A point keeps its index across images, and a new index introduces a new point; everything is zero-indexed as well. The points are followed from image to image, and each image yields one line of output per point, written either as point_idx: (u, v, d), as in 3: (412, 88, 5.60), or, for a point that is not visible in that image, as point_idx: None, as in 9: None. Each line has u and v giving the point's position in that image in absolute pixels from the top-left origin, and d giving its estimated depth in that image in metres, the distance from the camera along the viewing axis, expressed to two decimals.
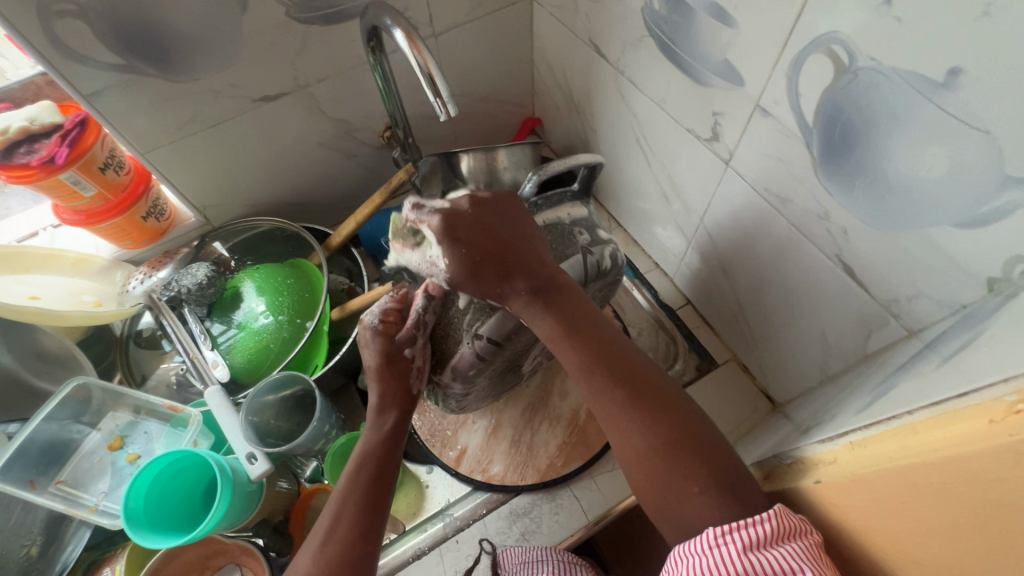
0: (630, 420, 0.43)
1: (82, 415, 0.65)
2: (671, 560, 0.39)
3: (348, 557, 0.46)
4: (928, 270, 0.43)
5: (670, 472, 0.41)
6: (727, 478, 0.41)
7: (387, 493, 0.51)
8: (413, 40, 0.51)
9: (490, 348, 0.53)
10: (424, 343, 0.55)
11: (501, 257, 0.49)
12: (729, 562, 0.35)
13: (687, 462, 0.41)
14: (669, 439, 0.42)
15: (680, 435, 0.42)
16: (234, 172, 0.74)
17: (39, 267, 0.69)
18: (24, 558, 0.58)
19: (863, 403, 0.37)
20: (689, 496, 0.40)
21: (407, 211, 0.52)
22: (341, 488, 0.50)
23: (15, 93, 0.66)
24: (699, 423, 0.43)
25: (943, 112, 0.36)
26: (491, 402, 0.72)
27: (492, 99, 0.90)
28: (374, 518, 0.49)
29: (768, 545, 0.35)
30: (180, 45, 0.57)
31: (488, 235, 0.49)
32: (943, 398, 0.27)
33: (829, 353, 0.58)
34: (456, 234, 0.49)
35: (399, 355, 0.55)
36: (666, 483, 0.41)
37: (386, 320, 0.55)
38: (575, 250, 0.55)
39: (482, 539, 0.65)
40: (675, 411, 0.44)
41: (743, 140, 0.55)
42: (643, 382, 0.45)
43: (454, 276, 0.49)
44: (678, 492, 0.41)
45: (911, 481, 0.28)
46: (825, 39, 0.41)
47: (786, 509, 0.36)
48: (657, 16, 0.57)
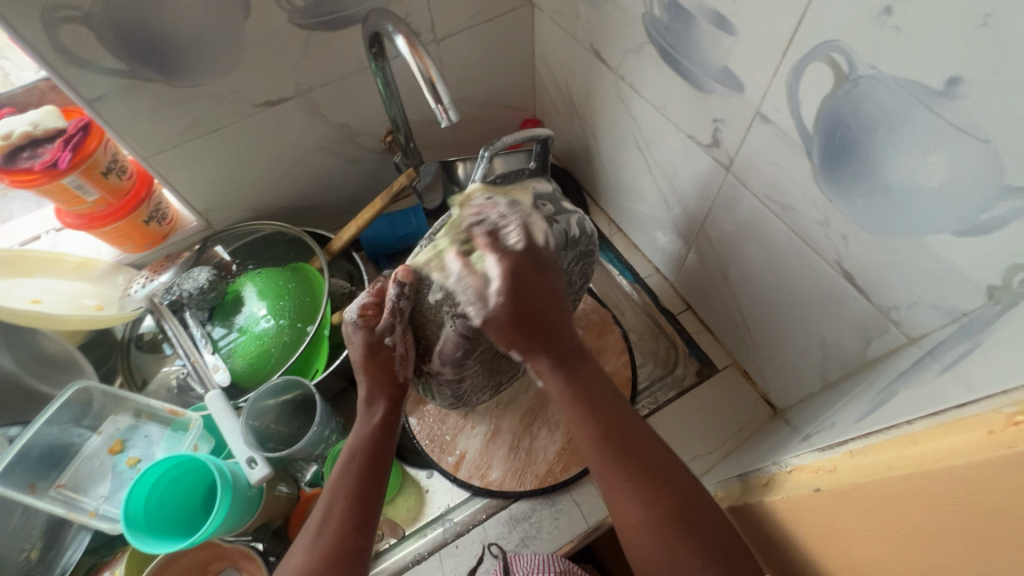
0: (630, 497, 0.45)
1: (83, 418, 0.65)
2: None
3: (342, 549, 0.47)
4: (928, 278, 0.43)
5: (672, 549, 0.43)
6: (722, 550, 0.43)
7: (379, 488, 0.52)
8: (414, 46, 0.52)
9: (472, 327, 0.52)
10: (404, 330, 0.54)
11: (540, 313, 0.47)
12: None
13: (687, 541, 0.43)
14: (673, 519, 0.43)
15: (677, 513, 0.44)
16: (236, 176, 0.74)
17: (41, 271, 0.69)
18: (24, 562, 0.58)
19: (863, 411, 0.37)
20: (696, 570, 0.42)
21: (478, 221, 0.47)
22: (336, 480, 0.51)
23: (19, 97, 0.67)
24: (700, 501, 0.45)
25: (942, 121, 0.36)
26: (484, 395, 0.71)
27: (493, 104, 0.91)
28: (367, 513, 0.50)
29: None
30: (182, 51, 0.58)
31: (535, 302, 0.47)
32: (943, 408, 0.27)
33: (829, 359, 0.58)
34: (511, 280, 0.46)
35: (380, 344, 0.54)
36: (666, 558, 0.43)
37: (366, 314, 0.53)
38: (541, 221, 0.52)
39: (487, 543, 0.65)
40: (678, 490, 0.45)
41: (743, 147, 0.55)
42: (650, 458, 0.46)
43: (494, 316, 0.46)
44: (677, 566, 0.43)
45: (911, 491, 0.28)
46: (826, 48, 0.41)
47: None
48: (657, 23, 0.57)
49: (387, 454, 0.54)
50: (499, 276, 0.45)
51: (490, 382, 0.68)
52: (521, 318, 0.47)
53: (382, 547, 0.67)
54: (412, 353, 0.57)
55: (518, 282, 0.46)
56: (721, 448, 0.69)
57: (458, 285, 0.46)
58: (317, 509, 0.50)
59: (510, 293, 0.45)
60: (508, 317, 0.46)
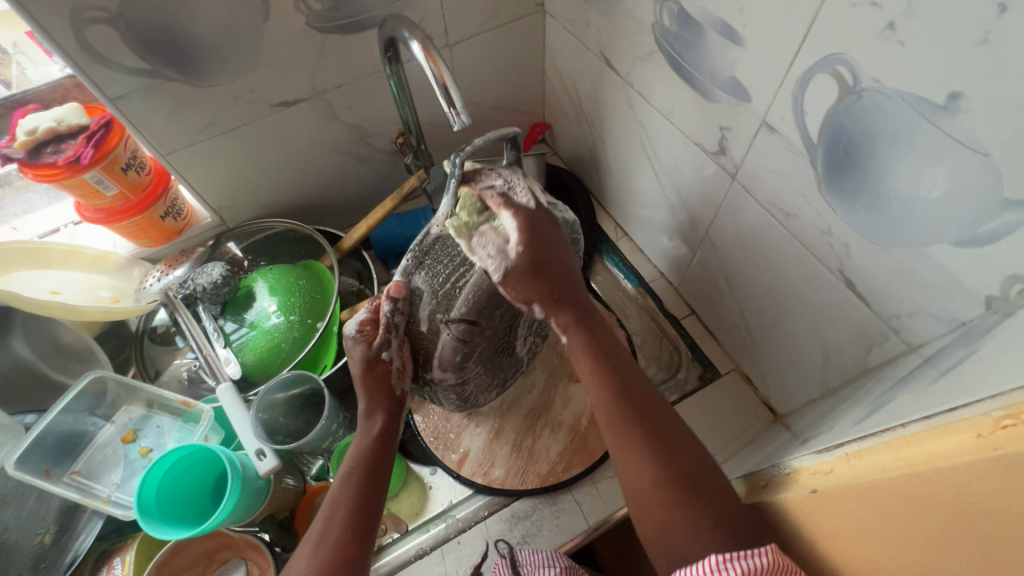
0: (643, 452, 0.48)
1: (97, 407, 0.67)
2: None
3: (343, 556, 0.48)
4: (928, 287, 0.44)
5: (680, 506, 0.45)
6: (730, 514, 0.44)
7: (379, 493, 0.54)
8: (428, 51, 0.53)
9: (467, 328, 0.54)
10: (401, 342, 0.55)
11: (554, 269, 0.54)
12: None
13: (693, 501, 0.45)
14: (673, 475, 0.46)
15: (687, 472, 0.46)
16: (251, 174, 0.76)
17: (59, 262, 0.70)
18: (37, 546, 0.59)
19: (861, 415, 0.38)
20: (695, 533, 0.43)
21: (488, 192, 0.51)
22: (338, 490, 0.53)
23: (44, 94, 0.69)
24: (699, 462, 0.47)
25: (943, 134, 0.37)
26: (489, 398, 0.72)
27: (503, 108, 0.92)
28: (368, 519, 0.52)
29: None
30: (203, 51, 0.59)
31: (557, 268, 0.54)
32: (936, 412, 0.28)
33: (830, 366, 0.58)
34: (525, 236, 0.51)
35: (376, 359, 0.55)
36: (676, 520, 0.44)
37: (363, 330, 0.54)
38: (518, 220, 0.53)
39: (499, 539, 0.66)
40: (679, 450, 0.48)
41: (749, 155, 0.56)
42: (660, 415, 0.50)
43: (521, 266, 0.51)
44: (693, 533, 0.43)
45: (903, 492, 0.29)
46: (830, 60, 0.42)
47: (777, 549, 0.37)
48: (667, 32, 0.58)
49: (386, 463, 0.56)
50: (516, 229, 0.51)
51: (494, 382, 0.70)
52: (536, 277, 0.52)
53: (384, 541, 0.68)
54: (410, 365, 0.58)
55: (540, 238, 0.52)
56: (722, 451, 0.70)
57: (482, 248, 0.50)
58: (318, 520, 0.51)
59: (530, 247, 0.51)
60: (528, 274, 0.52)
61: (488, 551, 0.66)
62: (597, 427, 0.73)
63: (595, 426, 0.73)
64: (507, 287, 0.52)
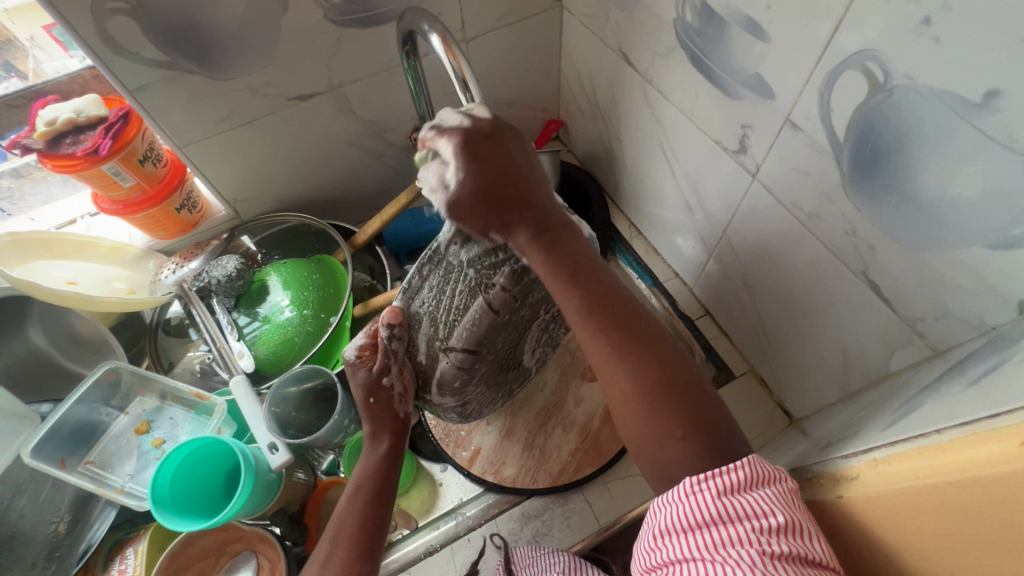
0: (617, 367, 0.42)
1: (111, 398, 0.67)
2: (651, 510, 0.39)
3: None
4: (957, 291, 0.42)
5: (655, 415, 0.40)
6: (707, 423, 0.40)
7: (384, 512, 0.53)
8: (448, 44, 0.52)
9: (466, 356, 0.55)
10: (401, 369, 0.55)
11: (498, 189, 0.44)
12: (704, 508, 0.35)
13: (670, 407, 0.40)
14: (656, 382, 0.41)
15: (666, 380, 0.41)
16: (266, 168, 0.76)
17: (76, 253, 0.71)
18: (53, 534, 0.60)
19: (888, 421, 0.37)
20: (673, 439, 0.40)
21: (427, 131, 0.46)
22: (341, 520, 0.51)
23: (64, 85, 0.69)
24: (684, 369, 0.42)
25: (979, 133, 0.36)
26: (496, 404, 0.71)
27: (519, 105, 0.91)
28: (373, 538, 0.51)
29: (738, 491, 0.36)
30: (221, 43, 0.59)
31: (504, 173, 0.44)
32: (974, 418, 0.27)
33: (850, 370, 0.57)
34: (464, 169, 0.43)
35: (377, 385, 0.54)
36: (650, 424, 0.41)
37: (363, 355, 0.53)
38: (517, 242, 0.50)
39: (493, 534, 0.67)
40: (662, 357, 0.42)
41: (771, 153, 0.55)
42: (640, 330, 0.43)
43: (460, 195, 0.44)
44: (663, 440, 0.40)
45: (937, 500, 0.28)
46: (860, 57, 0.42)
47: (757, 459, 0.37)
48: (689, 28, 0.57)
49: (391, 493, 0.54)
50: (449, 159, 0.43)
51: (500, 394, 0.69)
52: (484, 191, 0.44)
53: (394, 537, 0.68)
54: (411, 387, 0.58)
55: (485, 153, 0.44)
56: None
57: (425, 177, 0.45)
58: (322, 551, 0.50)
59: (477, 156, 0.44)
60: (474, 195, 0.44)
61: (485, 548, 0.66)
62: (609, 427, 0.72)
63: (607, 426, 0.72)
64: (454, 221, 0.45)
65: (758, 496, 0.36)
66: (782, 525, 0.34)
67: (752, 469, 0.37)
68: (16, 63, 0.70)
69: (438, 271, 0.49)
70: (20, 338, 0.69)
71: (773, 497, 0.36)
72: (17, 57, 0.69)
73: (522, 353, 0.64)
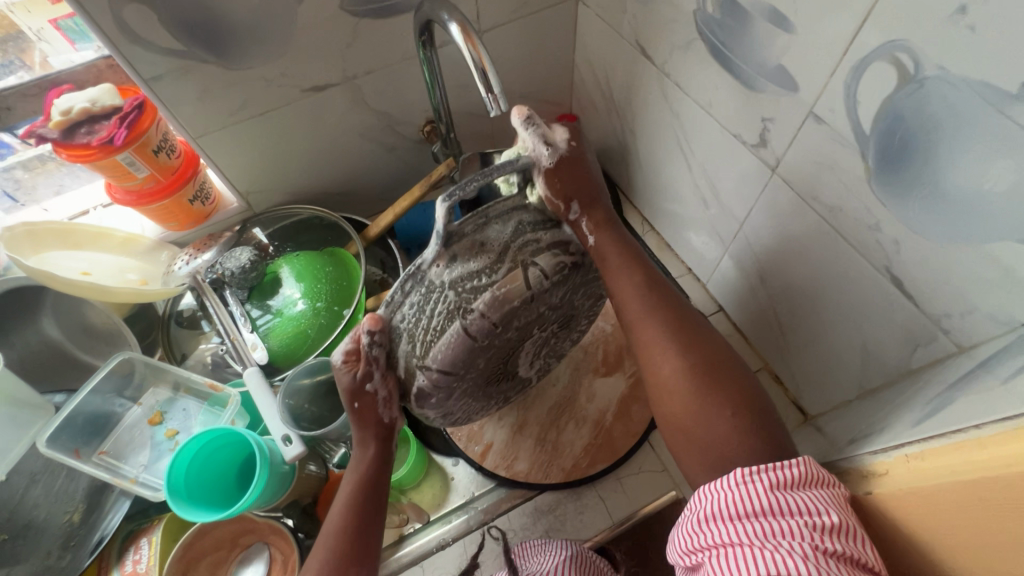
0: (667, 345, 0.50)
1: (124, 389, 0.67)
2: (694, 497, 0.39)
3: None
4: (984, 286, 0.42)
5: (707, 394, 0.47)
6: (756, 406, 0.47)
7: (377, 520, 0.53)
8: (467, 34, 0.52)
9: (444, 377, 0.50)
10: (384, 376, 0.50)
11: (580, 177, 0.49)
12: (754, 498, 0.36)
13: (718, 391, 0.47)
14: (704, 365, 0.48)
15: (712, 362, 0.49)
16: (279, 160, 0.76)
17: (89, 244, 0.71)
18: (67, 524, 0.60)
19: (916, 417, 0.37)
20: (726, 416, 0.46)
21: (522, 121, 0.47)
22: (324, 535, 0.51)
23: (78, 75, 0.69)
24: (728, 358, 0.49)
25: (1014, 125, 0.36)
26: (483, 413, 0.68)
27: (532, 98, 0.91)
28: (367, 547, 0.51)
29: (792, 487, 0.36)
30: (237, 33, 0.59)
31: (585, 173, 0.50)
32: (1015, 414, 0.27)
33: (869, 367, 0.57)
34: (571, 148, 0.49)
35: (361, 390, 0.50)
36: (701, 405, 0.46)
37: (348, 359, 0.49)
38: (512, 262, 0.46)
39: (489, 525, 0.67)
40: (706, 345, 0.50)
41: (793, 146, 0.54)
42: (687, 316, 0.52)
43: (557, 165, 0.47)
44: (715, 417, 0.46)
45: (976, 496, 0.27)
46: (890, 47, 0.41)
47: (813, 461, 0.38)
48: (710, 19, 0.56)
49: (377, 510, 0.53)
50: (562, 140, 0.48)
51: (491, 402, 0.66)
52: (577, 172, 0.49)
53: (406, 530, 0.68)
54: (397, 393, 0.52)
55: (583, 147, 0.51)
56: None
57: (530, 134, 0.47)
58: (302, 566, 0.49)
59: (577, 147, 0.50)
60: (565, 167, 0.48)
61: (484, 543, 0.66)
62: (623, 423, 0.72)
63: (620, 422, 0.72)
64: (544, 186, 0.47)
65: (810, 496, 0.36)
66: (835, 525, 0.34)
67: (808, 469, 0.37)
68: (24, 56, 0.69)
69: (420, 289, 0.45)
70: (33, 329, 0.69)
71: (826, 497, 0.35)
72: (25, 49, 0.69)
73: (518, 365, 0.61)
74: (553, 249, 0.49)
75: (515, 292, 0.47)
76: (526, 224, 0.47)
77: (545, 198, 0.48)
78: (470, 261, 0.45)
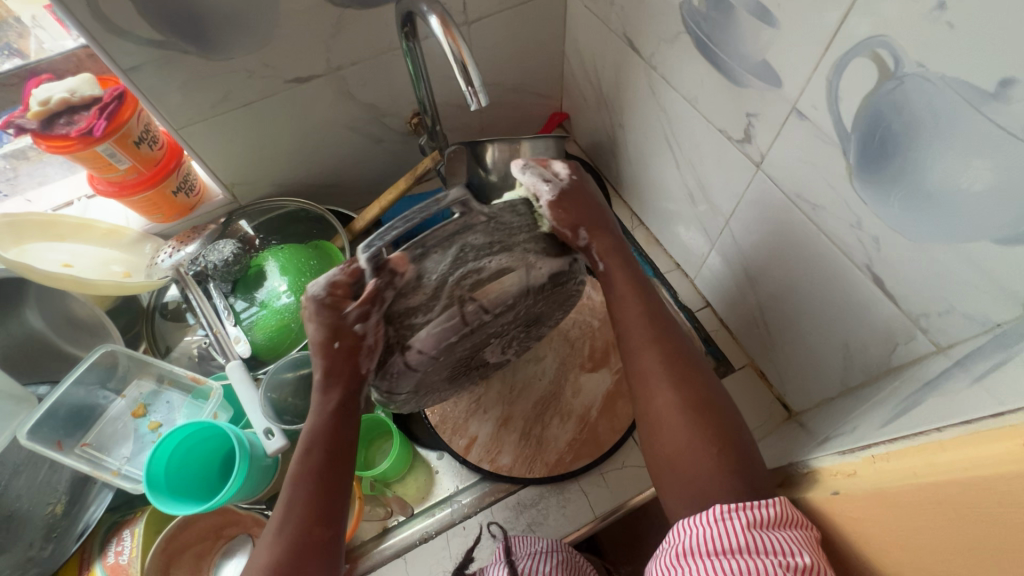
0: (663, 377, 0.49)
1: (108, 381, 0.67)
2: (671, 531, 0.41)
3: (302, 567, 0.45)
4: (962, 286, 0.42)
5: (695, 431, 0.46)
6: (742, 451, 0.45)
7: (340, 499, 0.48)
8: (447, 27, 0.51)
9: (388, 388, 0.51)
10: (377, 325, 0.45)
11: (588, 204, 0.53)
12: (729, 535, 0.36)
13: (705, 427, 0.46)
14: (697, 400, 0.48)
15: (706, 399, 0.48)
16: (265, 152, 0.75)
17: (72, 235, 0.70)
18: (49, 515, 0.60)
19: (887, 417, 0.37)
20: (708, 453, 0.45)
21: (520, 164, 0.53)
22: (282, 509, 0.47)
23: (58, 65, 0.68)
24: (720, 398, 0.48)
25: (991, 124, 0.35)
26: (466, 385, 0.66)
27: (522, 90, 0.90)
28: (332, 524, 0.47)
29: (767, 526, 0.37)
30: (216, 22, 0.58)
31: (590, 201, 0.53)
32: (978, 418, 0.27)
33: (851, 365, 0.57)
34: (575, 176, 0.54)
35: (347, 329, 0.45)
36: (692, 441, 0.46)
37: (333, 294, 0.45)
38: (446, 300, 0.45)
39: (486, 524, 0.67)
40: (700, 381, 0.49)
41: (777, 143, 0.53)
42: (688, 352, 0.51)
43: (566, 192, 0.51)
44: (700, 455, 0.45)
45: (936, 499, 0.27)
46: (871, 43, 0.40)
47: (790, 502, 0.38)
48: (696, 13, 0.56)
49: (344, 483, 0.49)
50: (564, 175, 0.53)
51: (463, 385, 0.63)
52: (585, 204, 0.52)
53: (390, 523, 0.69)
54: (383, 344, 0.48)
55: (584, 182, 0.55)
56: None
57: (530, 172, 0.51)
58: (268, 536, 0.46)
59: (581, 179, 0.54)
60: (569, 196, 0.51)
61: (480, 535, 0.66)
62: (607, 418, 0.72)
63: (605, 418, 0.72)
64: (551, 211, 0.50)
65: (783, 535, 0.36)
66: (807, 566, 0.34)
67: (782, 509, 0.38)
68: (21, 42, 0.69)
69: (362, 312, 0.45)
70: (17, 320, 0.68)
71: (800, 538, 0.36)
72: (22, 35, 0.69)
73: (490, 357, 0.60)
74: (497, 280, 0.46)
75: (449, 332, 0.46)
76: (471, 250, 0.44)
77: (554, 227, 0.50)
78: (409, 295, 0.44)
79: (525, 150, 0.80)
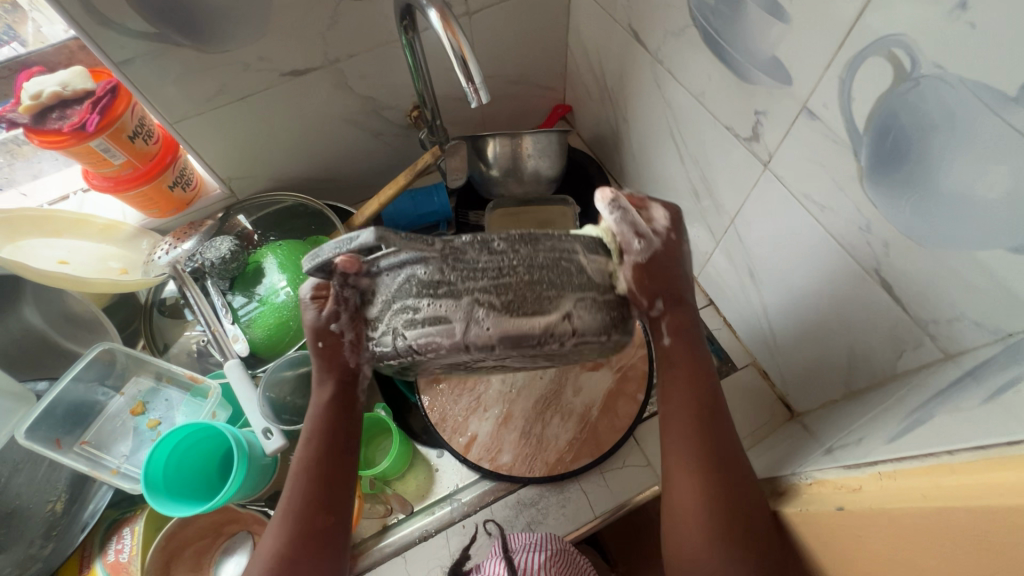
0: (692, 461, 0.47)
1: (106, 378, 0.67)
2: None
3: None
4: (973, 295, 0.41)
5: (710, 520, 0.45)
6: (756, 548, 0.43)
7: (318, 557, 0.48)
8: (447, 20, 0.50)
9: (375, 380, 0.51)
10: (348, 324, 0.45)
11: (668, 275, 0.47)
12: None
13: (720, 518, 0.45)
14: (722, 492, 0.45)
15: (732, 492, 0.46)
16: (262, 146, 0.74)
17: (69, 231, 0.70)
18: (49, 513, 0.60)
19: (893, 429, 0.36)
20: (721, 547, 0.44)
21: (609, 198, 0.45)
22: (286, 500, 0.50)
23: (50, 57, 0.66)
24: (749, 494, 0.46)
25: (1010, 129, 0.34)
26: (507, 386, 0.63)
27: (524, 82, 0.88)
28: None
29: None
30: (210, 15, 0.56)
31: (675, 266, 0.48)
32: (991, 441, 0.26)
33: (856, 368, 0.56)
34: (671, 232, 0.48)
35: (326, 329, 0.47)
36: (701, 526, 0.45)
37: (318, 296, 0.49)
38: (387, 327, 0.42)
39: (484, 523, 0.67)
40: (734, 474, 0.46)
41: (785, 142, 0.52)
42: (730, 442, 0.48)
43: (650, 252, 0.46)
44: (709, 544, 0.44)
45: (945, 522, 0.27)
46: (886, 42, 0.39)
47: None
48: (705, 7, 0.54)
49: (314, 529, 0.48)
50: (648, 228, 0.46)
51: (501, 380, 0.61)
52: (653, 268, 0.46)
53: (390, 521, 0.68)
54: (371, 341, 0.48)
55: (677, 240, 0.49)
56: None
57: (620, 220, 0.45)
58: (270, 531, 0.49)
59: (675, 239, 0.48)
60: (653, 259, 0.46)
61: (477, 533, 0.66)
62: (607, 418, 0.71)
63: (606, 417, 0.71)
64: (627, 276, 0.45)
65: None
66: None
67: None
68: (17, 26, 0.66)
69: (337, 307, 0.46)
70: (14, 317, 0.68)
71: None
72: (19, 19, 0.66)
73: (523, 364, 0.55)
74: (429, 327, 0.41)
75: (393, 354, 0.43)
76: (417, 288, 0.41)
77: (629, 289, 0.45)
78: (364, 309, 0.44)
79: (528, 146, 0.79)
